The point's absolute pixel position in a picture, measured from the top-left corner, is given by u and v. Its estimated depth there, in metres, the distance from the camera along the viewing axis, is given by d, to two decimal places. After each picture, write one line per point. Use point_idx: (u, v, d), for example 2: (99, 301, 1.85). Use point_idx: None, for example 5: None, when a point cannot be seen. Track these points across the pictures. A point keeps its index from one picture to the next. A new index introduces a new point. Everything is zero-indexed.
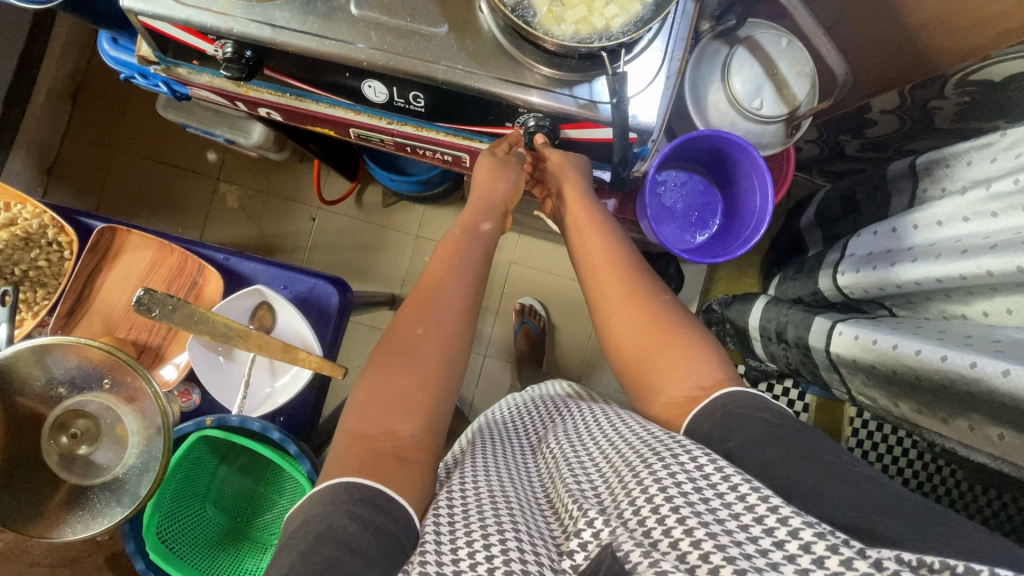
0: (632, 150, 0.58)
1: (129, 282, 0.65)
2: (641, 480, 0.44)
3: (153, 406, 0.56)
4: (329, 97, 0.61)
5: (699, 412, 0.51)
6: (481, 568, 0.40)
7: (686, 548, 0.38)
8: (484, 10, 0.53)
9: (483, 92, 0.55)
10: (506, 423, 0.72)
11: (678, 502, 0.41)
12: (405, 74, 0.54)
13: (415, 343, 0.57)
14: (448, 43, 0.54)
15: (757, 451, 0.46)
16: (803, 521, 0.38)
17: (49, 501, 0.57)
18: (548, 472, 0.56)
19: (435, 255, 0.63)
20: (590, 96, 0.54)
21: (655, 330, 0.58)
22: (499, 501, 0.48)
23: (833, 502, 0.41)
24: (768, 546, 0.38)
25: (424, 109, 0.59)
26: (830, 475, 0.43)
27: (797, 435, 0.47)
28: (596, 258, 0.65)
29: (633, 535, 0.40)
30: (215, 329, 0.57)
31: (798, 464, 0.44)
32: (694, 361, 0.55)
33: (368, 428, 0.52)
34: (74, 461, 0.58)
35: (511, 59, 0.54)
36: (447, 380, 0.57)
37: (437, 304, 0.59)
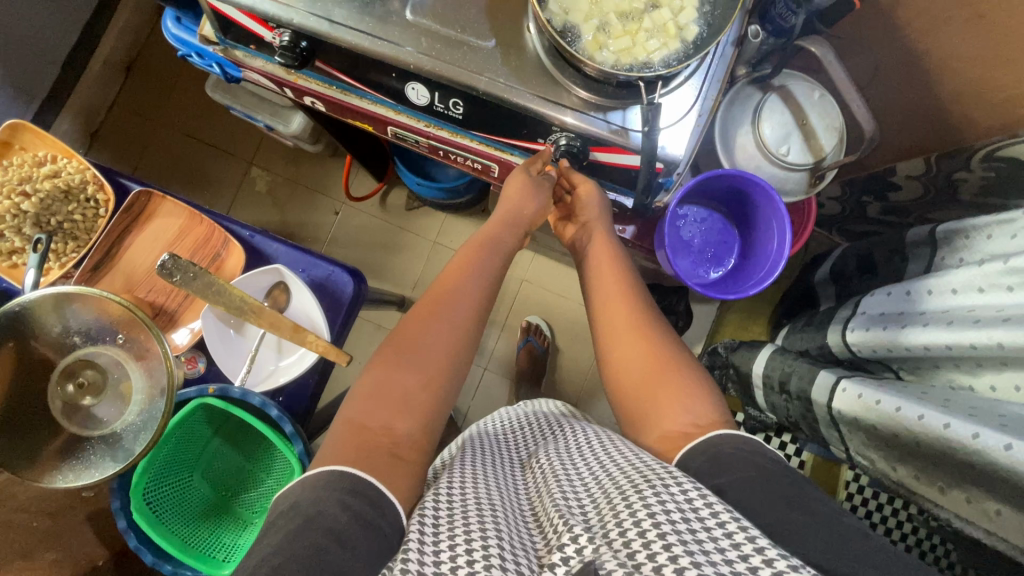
0: (657, 179, 0.60)
1: (155, 245, 0.67)
2: (631, 503, 0.44)
3: (161, 365, 0.57)
4: (372, 95, 0.64)
5: (694, 446, 0.51)
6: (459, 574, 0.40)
7: (670, 574, 0.38)
8: (531, 31, 0.56)
9: (522, 107, 0.57)
10: (495, 434, 0.72)
11: (666, 529, 0.41)
12: (449, 80, 0.57)
13: (424, 346, 0.57)
14: (494, 57, 0.56)
15: (743, 487, 0.46)
16: (787, 564, 0.38)
17: (46, 447, 0.58)
18: (536, 485, 0.56)
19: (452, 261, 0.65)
20: (623, 122, 0.56)
21: (660, 370, 0.58)
22: (485, 509, 0.48)
23: (812, 546, 0.41)
24: None
25: (462, 117, 0.61)
26: (813, 519, 0.43)
27: (785, 477, 0.47)
28: (607, 284, 0.66)
29: (614, 552, 0.41)
30: (229, 301, 0.59)
31: (782, 503, 0.44)
32: (694, 402, 0.55)
33: (367, 419, 0.53)
34: (76, 411, 0.59)
35: (551, 80, 0.56)
36: (447, 384, 0.58)
37: (447, 310, 0.60)
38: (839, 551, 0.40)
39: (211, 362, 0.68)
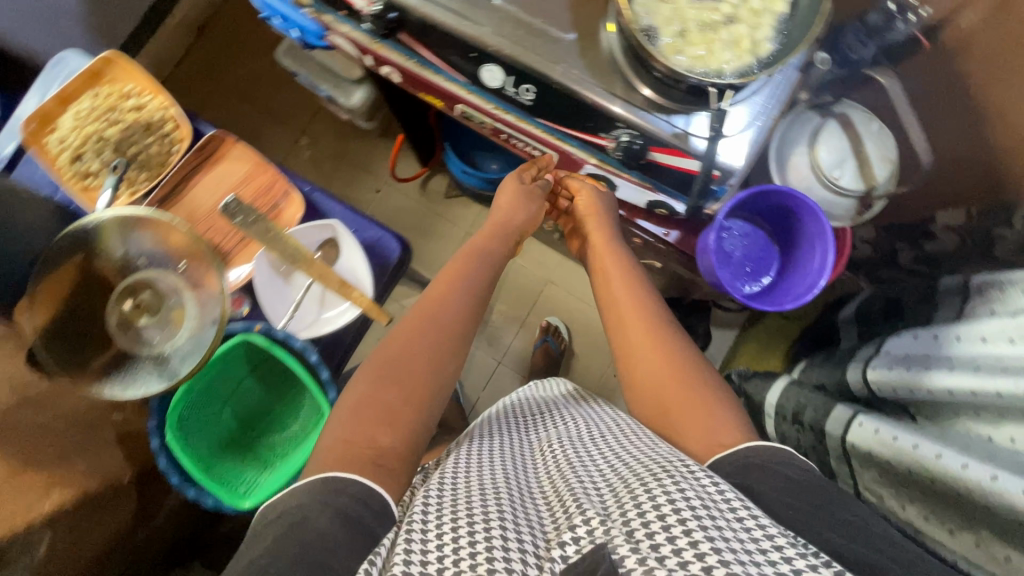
0: (710, 186, 0.62)
1: (220, 187, 0.70)
2: (650, 491, 0.45)
3: (216, 298, 0.61)
4: (448, 72, 0.67)
5: (722, 457, 0.52)
6: (463, 553, 0.42)
7: (688, 556, 0.39)
8: (612, 30, 0.58)
9: (592, 100, 0.59)
10: (508, 419, 0.74)
11: (685, 514, 0.42)
12: (528, 63, 0.59)
13: (398, 343, 0.63)
14: (572, 49, 0.59)
15: (762, 485, 0.48)
16: (797, 552, 0.40)
17: (94, 358, 0.60)
18: (547, 468, 0.58)
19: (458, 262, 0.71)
20: (685, 126, 0.59)
21: (680, 381, 0.60)
22: (492, 493, 0.50)
23: (829, 539, 0.43)
24: (764, 563, 0.39)
25: (531, 103, 0.64)
26: (830, 516, 0.44)
27: (801, 475, 0.48)
28: (629, 292, 0.70)
29: (624, 534, 0.42)
30: (284, 248, 0.66)
31: (802, 496, 0.46)
32: (715, 416, 0.56)
33: (360, 407, 0.57)
34: (128, 328, 0.62)
35: (625, 78, 0.59)
36: (437, 390, 0.60)
37: (426, 307, 0.66)
38: (855, 545, 0.42)
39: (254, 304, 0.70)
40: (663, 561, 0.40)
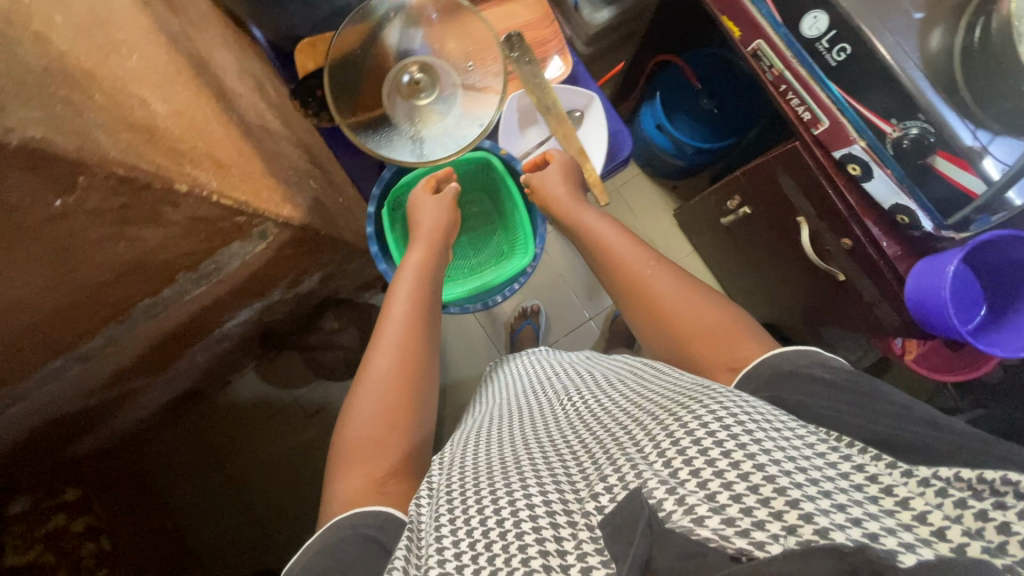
0: (971, 216, 0.61)
1: (507, 19, 0.72)
2: (681, 422, 0.41)
3: (490, 103, 0.69)
4: (766, 6, 0.67)
5: (753, 368, 0.53)
6: (488, 531, 0.38)
7: (740, 491, 0.35)
8: (962, 26, 0.57)
9: (908, 81, 0.59)
10: (531, 386, 0.71)
11: (725, 443, 0.38)
12: (863, 22, 0.60)
13: (375, 369, 0.60)
14: (912, 28, 0.59)
15: (794, 394, 0.49)
16: (860, 474, 0.37)
17: (365, 106, 0.69)
18: (566, 415, 0.55)
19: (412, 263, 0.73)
20: (986, 143, 0.58)
21: (704, 308, 0.59)
22: (515, 459, 0.47)
23: (867, 427, 0.43)
24: (831, 489, 0.34)
25: (835, 65, 0.64)
26: (868, 408, 0.45)
27: (824, 375, 0.49)
28: (613, 270, 0.66)
29: (658, 474, 0.38)
30: (545, 99, 0.72)
31: (834, 392, 0.48)
32: (734, 343, 0.56)
33: (363, 434, 0.56)
34: (399, 92, 0.69)
35: (949, 78, 0.58)
36: (421, 371, 0.62)
37: (395, 322, 0.64)
38: (902, 430, 0.42)
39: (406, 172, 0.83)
40: (706, 487, 0.36)
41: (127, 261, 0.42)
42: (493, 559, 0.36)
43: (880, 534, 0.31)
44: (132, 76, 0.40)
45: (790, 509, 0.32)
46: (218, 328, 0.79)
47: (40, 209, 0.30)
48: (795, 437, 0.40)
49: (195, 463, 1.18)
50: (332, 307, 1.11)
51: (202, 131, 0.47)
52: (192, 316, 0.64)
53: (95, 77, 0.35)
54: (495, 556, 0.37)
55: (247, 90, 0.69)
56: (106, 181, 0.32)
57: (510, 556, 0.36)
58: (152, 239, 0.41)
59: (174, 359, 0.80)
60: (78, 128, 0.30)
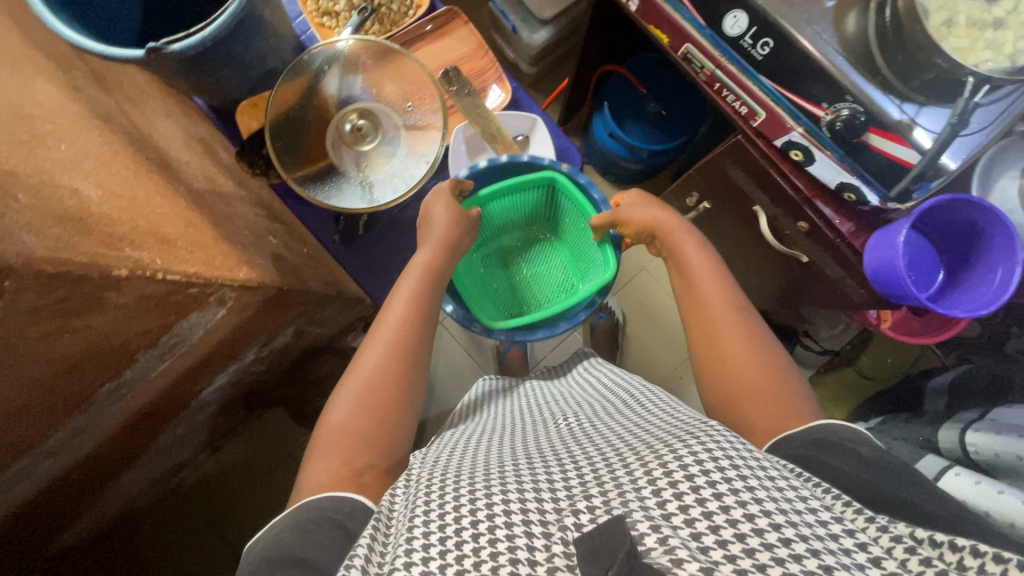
0: (913, 187, 0.62)
1: (442, 56, 0.75)
2: (678, 453, 0.40)
3: (434, 140, 0.70)
4: (689, 12, 0.69)
5: (796, 432, 0.50)
6: (463, 530, 0.37)
7: (727, 537, 0.33)
8: (872, 8, 0.60)
9: (831, 67, 0.61)
10: (526, 405, 0.70)
11: (722, 488, 0.36)
12: (778, 16, 0.62)
13: (365, 365, 0.58)
14: (827, 15, 0.62)
15: (820, 455, 0.47)
16: (845, 532, 0.34)
17: (311, 158, 0.70)
18: (561, 439, 0.53)
19: (417, 261, 0.68)
20: (913, 115, 0.60)
21: (759, 358, 0.58)
22: (499, 469, 0.45)
23: (885, 492, 0.43)
24: (820, 549, 0.32)
25: (760, 59, 0.66)
26: (895, 477, 0.44)
27: (867, 448, 0.47)
28: (685, 297, 0.67)
29: (645, 507, 0.35)
30: (487, 127, 0.73)
31: (868, 466, 0.45)
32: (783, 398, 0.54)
33: (345, 424, 0.53)
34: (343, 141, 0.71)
35: (870, 60, 0.60)
36: (410, 376, 0.58)
37: (391, 331, 0.60)
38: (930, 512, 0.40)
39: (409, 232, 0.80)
40: (693, 525, 0.34)
41: (76, 351, 0.41)
42: (462, 557, 0.35)
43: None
44: (63, 165, 0.41)
45: (774, 565, 0.31)
46: (193, 398, 0.77)
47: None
48: (789, 489, 0.38)
49: (198, 529, 1.15)
50: (314, 355, 1.09)
51: (143, 208, 0.47)
52: (165, 387, 0.63)
53: (18, 176, 0.35)
54: (465, 556, 0.35)
55: (195, 155, 0.69)
56: (37, 279, 0.32)
57: (481, 561, 0.35)
58: (101, 325, 0.41)
59: (154, 435, 0.78)
60: None
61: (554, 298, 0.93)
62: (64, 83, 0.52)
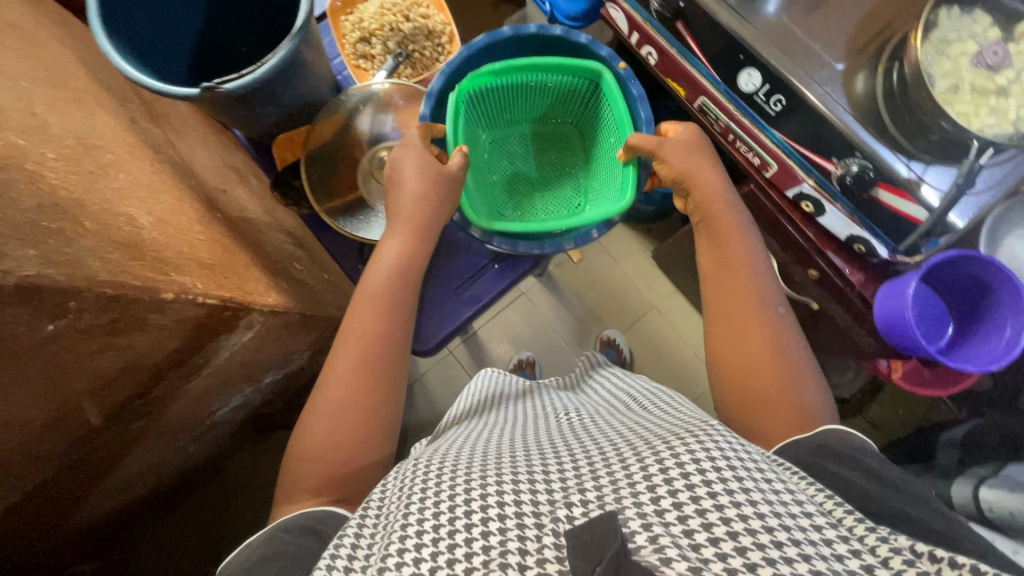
0: (922, 242, 0.64)
1: None
2: (672, 446, 0.38)
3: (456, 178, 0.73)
4: (705, 68, 0.73)
5: (801, 440, 0.49)
6: (455, 520, 0.36)
7: (718, 534, 0.31)
8: (880, 72, 0.63)
9: (842, 124, 0.64)
10: (531, 406, 0.70)
11: (715, 485, 0.34)
12: (790, 74, 0.65)
13: (334, 383, 0.55)
14: (837, 77, 0.65)
15: (825, 461, 0.47)
16: (841, 536, 0.32)
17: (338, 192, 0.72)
18: (560, 435, 0.52)
19: (388, 249, 0.63)
20: (920, 173, 0.61)
21: (768, 354, 0.55)
22: (497, 462, 0.44)
23: (891, 506, 0.43)
24: (813, 553, 0.30)
25: (774, 114, 0.69)
26: (909, 497, 0.43)
27: (865, 458, 0.47)
28: (717, 273, 0.62)
29: (637, 502, 0.34)
30: None
31: (869, 478, 0.45)
32: (789, 400, 0.52)
33: (316, 451, 0.52)
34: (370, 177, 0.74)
35: (878, 119, 0.63)
36: (390, 392, 0.56)
37: (359, 342, 0.57)
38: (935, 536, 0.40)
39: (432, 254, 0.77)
40: (685, 521, 0.32)
41: (114, 368, 0.43)
42: (453, 548, 0.34)
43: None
44: (120, 194, 0.44)
45: (765, 564, 0.29)
46: (208, 417, 0.78)
47: (24, 334, 0.31)
48: (785, 489, 0.36)
49: (196, 551, 1.13)
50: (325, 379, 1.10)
51: (185, 235, 0.49)
52: (182, 407, 0.64)
53: (85, 204, 0.38)
54: (457, 545, 0.34)
55: (229, 182, 0.73)
56: (95, 301, 0.34)
57: (473, 555, 0.34)
58: (140, 344, 0.43)
59: (166, 453, 0.79)
60: (68, 256, 0.32)
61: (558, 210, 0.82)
62: (121, 115, 0.56)
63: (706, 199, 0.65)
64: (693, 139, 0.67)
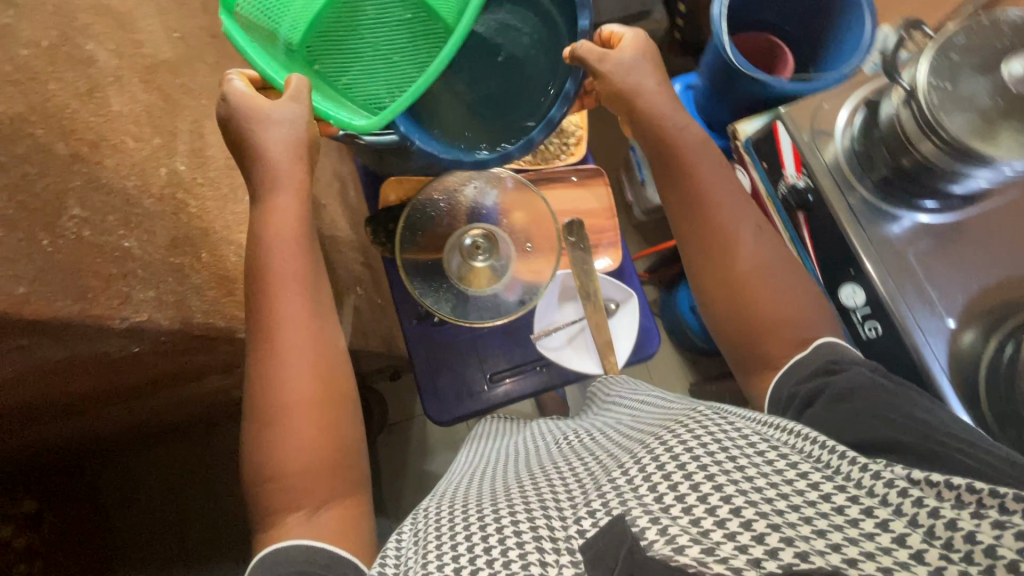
0: None
1: (572, 204, 0.79)
2: (663, 437, 0.35)
3: (537, 285, 0.73)
4: (811, 265, 0.73)
5: (799, 359, 0.48)
6: (475, 556, 0.31)
7: (724, 516, 0.28)
8: (992, 342, 0.60)
9: (932, 382, 0.61)
10: (550, 424, 0.65)
11: (711, 468, 0.31)
12: (895, 310, 0.63)
13: (280, 431, 0.44)
14: (944, 332, 0.62)
15: (828, 400, 0.41)
16: (840, 491, 0.29)
17: (423, 248, 0.73)
18: (565, 453, 0.48)
19: (276, 222, 0.47)
20: None
21: (751, 285, 0.51)
22: (503, 491, 0.39)
23: (882, 437, 0.35)
24: (824, 527, 0.27)
25: (866, 338, 0.67)
26: (900, 417, 0.37)
27: (838, 383, 0.42)
28: (692, 219, 0.55)
29: (642, 501, 0.30)
30: (587, 287, 0.72)
31: (843, 408, 0.39)
32: (782, 319, 0.50)
33: (286, 489, 0.43)
34: (458, 249, 0.74)
35: (973, 392, 0.59)
36: (338, 392, 0.47)
37: (268, 375, 0.44)
38: (917, 441, 0.34)
39: (480, 334, 0.76)
40: (691, 512, 0.29)
41: (163, 370, 0.47)
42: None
43: (860, 562, 0.24)
44: (234, 221, 0.47)
45: (770, 532, 0.26)
46: (222, 400, 0.80)
47: (106, 347, 0.36)
48: (774, 450, 0.33)
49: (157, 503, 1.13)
50: None
51: None
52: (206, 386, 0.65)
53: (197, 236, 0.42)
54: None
55: (328, 199, 0.76)
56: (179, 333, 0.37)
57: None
58: (195, 360, 0.47)
59: (174, 417, 0.81)
60: None
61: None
62: None
63: (695, 181, 0.55)
64: (638, 52, 0.58)
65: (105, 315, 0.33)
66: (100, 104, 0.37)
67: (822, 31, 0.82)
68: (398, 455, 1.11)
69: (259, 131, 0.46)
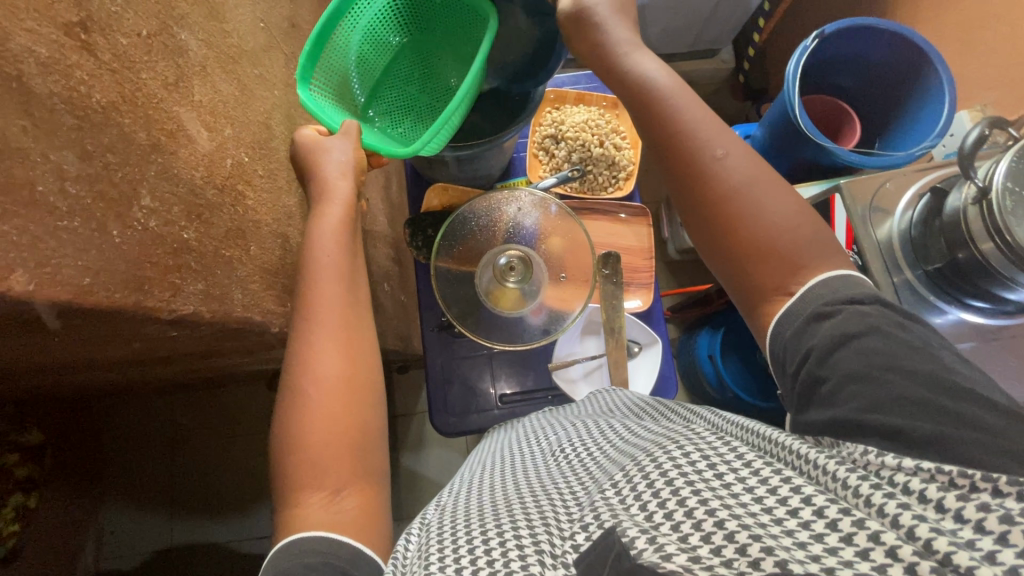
0: None
1: (610, 238, 0.79)
2: (654, 454, 0.35)
3: (564, 315, 0.72)
4: None
5: (801, 298, 0.43)
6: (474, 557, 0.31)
7: (708, 528, 0.28)
8: None
9: None
10: (542, 423, 0.64)
11: (699, 484, 0.31)
12: None
13: (307, 419, 0.43)
14: None
15: (830, 352, 0.38)
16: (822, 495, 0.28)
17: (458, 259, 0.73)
18: (558, 460, 0.47)
19: (325, 229, 0.48)
20: None
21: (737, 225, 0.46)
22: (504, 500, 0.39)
23: (896, 416, 0.33)
24: (807, 540, 0.26)
25: None
26: (904, 378, 0.35)
27: (825, 340, 0.39)
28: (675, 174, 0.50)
29: (635, 519, 0.30)
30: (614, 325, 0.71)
31: (844, 375, 0.37)
32: (776, 252, 0.44)
33: (305, 476, 0.42)
34: (491, 266, 0.73)
35: None
36: (369, 394, 0.47)
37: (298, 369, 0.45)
38: (909, 420, 0.33)
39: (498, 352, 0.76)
40: (680, 528, 0.28)
41: (194, 348, 0.48)
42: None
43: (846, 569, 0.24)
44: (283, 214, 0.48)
45: (753, 542, 0.26)
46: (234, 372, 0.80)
47: (145, 329, 0.36)
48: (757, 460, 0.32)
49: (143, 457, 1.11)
50: None
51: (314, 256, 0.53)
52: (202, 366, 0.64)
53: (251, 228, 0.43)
54: None
55: (371, 194, 0.76)
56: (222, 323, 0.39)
57: None
58: (225, 343, 0.48)
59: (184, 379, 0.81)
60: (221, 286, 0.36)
61: (372, 37, 0.59)
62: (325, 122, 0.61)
63: (673, 117, 0.50)
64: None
65: (157, 306, 0.33)
66: (185, 93, 0.37)
67: (896, 107, 0.80)
68: (392, 450, 1.10)
69: (318, 162, 0.50)
